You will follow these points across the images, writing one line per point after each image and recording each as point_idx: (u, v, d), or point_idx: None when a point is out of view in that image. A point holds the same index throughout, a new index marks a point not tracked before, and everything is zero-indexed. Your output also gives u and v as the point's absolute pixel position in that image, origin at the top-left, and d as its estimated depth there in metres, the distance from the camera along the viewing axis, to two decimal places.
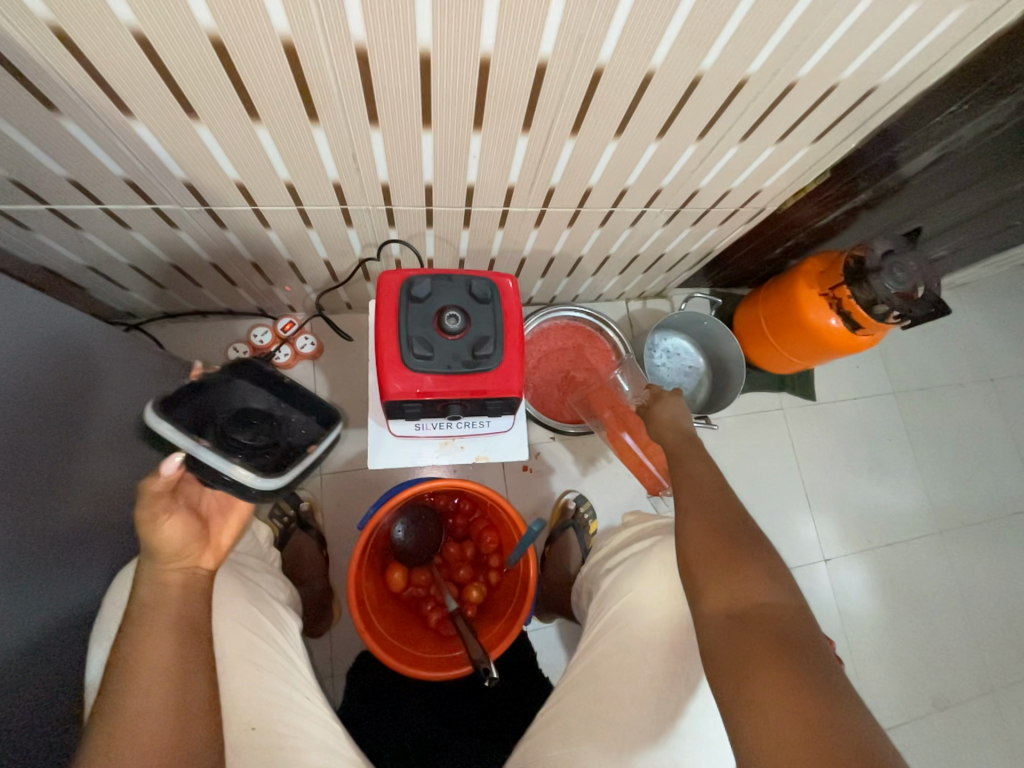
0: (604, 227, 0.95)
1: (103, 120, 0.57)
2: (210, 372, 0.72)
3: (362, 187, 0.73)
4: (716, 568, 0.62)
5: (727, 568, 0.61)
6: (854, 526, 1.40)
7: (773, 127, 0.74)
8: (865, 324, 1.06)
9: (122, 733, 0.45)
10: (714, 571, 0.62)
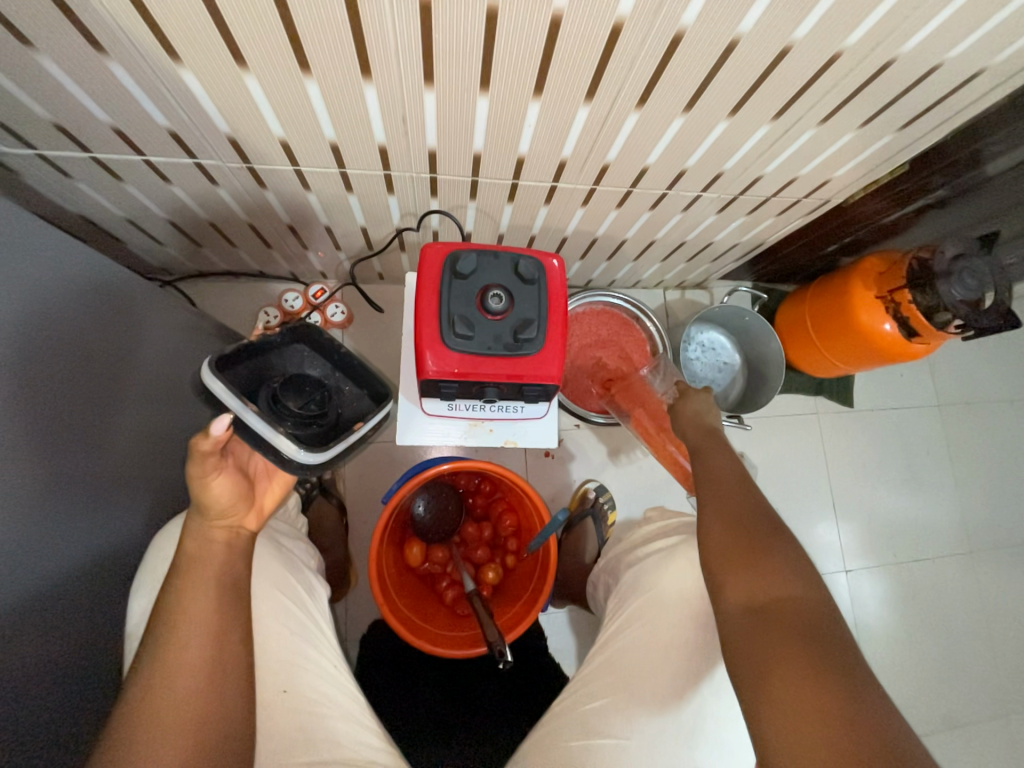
0: (654, 210, 0.89)
1: (151, 65, 0.54)
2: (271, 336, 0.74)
3: (408, 152, 0.69)
4: (733, 560, 0.58)
5: (747, 560, 0.58)
6: (880, 538, 1.36)
7: (857, 110, 0.68)
8: (923, 331, 0.99)
9: (161, 687, 0.45)
10: (733, 564, 0.58)
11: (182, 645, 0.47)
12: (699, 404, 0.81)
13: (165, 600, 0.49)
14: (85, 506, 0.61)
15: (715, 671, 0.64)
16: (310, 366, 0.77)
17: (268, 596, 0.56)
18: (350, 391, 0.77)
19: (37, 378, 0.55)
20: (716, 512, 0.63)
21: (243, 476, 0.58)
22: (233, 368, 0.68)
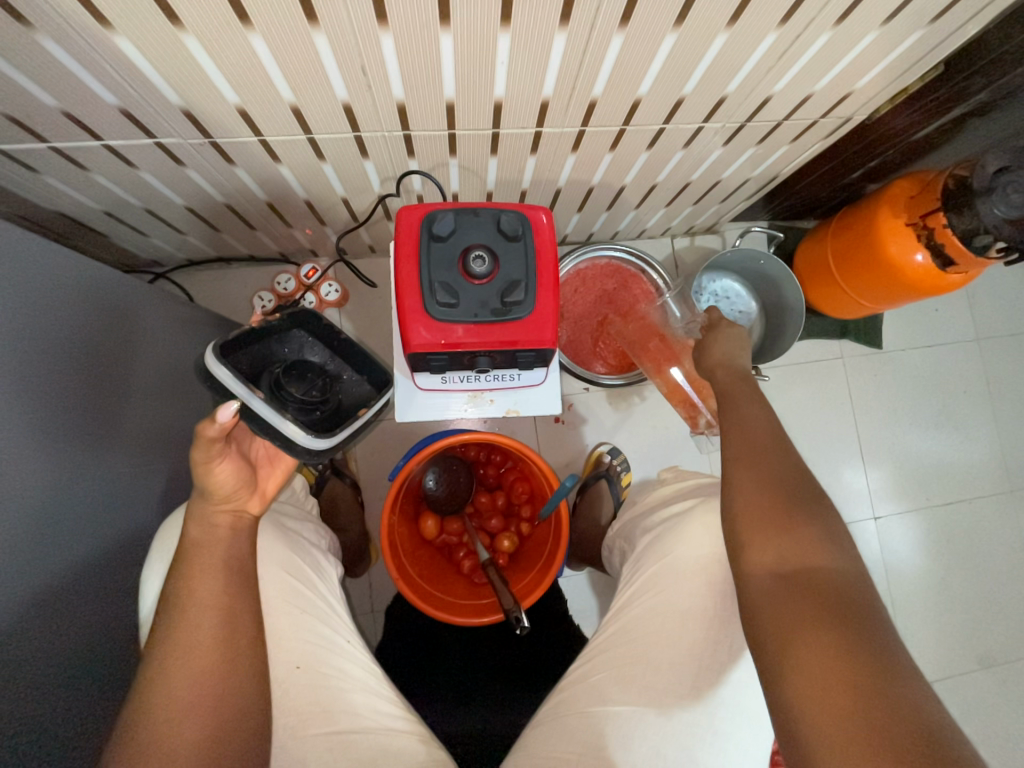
0: (653, 150, 0.82)
1: (82, 35, 0.50)
2: (272, 320, 0.70)
3: (376, 109, 0.64)
4: (764, 523, 0.55)
5: (777, 523, 0.55)
6: (912, 484, 1.31)
7: (880, 4, 0.58)
8: (959, 259, 0.90)
9: (174, 666, 0.45)
10: (759, 524, 0.56)
11: (194, 626, 0.47)
12: (730, 341, 0.78)
13: (171, 589, 0.49)
14: (92, 502, 0.62)
15: (732, 629, 0.64)
16: (312, 354, 0.73)
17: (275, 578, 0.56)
18: (350, 378, 0.74)
19: (27, 378, 0.54)
20: (743, 471, 0.60)
21: (244, 461, 0.56)
22: (235, 355, 0.65)
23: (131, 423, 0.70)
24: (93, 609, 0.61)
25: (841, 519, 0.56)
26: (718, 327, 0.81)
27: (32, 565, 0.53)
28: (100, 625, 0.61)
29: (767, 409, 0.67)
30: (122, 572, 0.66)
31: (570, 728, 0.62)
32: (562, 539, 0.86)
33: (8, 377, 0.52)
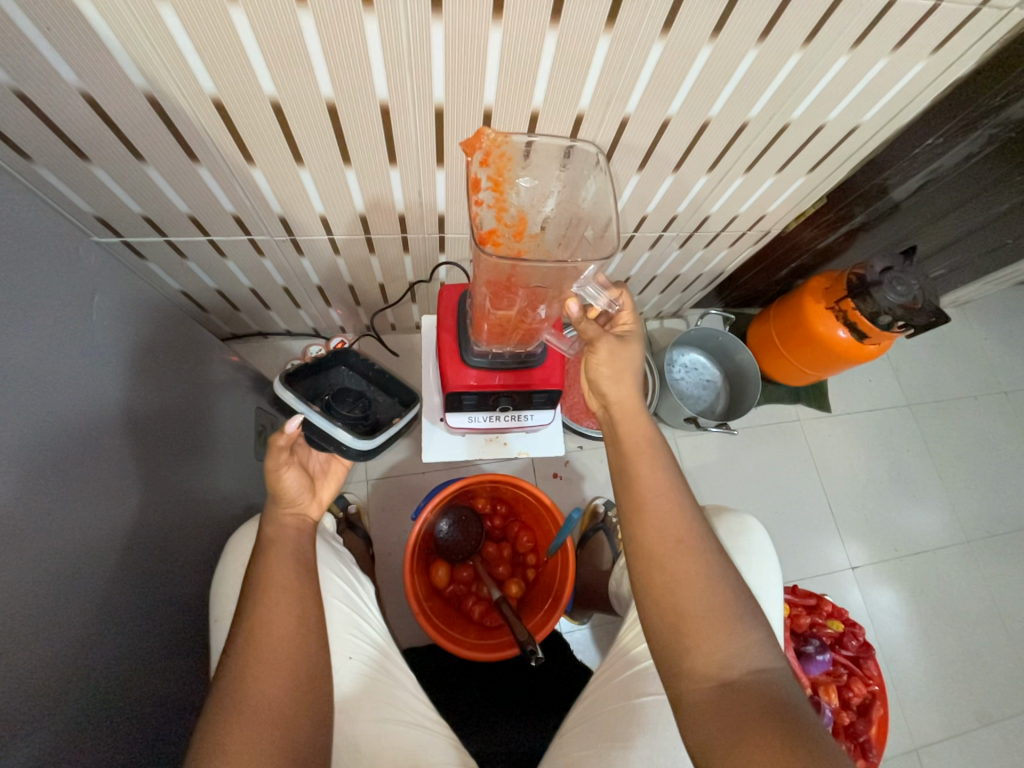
0: (626, 252, 1.06)
1: (229, 167, 0.70)
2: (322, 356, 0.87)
3: (422, 217, 0.86)
4: (677, 629, 0.57)
5: (684, 622, 0.57)
6: (881, 537, 1.42)
7: (774, 160, 0.84)
8: (870, 333, 1.16)
9: (260, 634, 0.54)
10: (691, 624, 0.57)
11: (272, 603, 0.55)
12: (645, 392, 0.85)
13: (251, 583, 0.57)
14: (155, 530, 0.69)
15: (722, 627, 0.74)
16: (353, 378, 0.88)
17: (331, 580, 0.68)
18: (383, 400, 0.89)
19: (126, 413, 0.65)
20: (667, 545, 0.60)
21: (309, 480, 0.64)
22: (296, 384, 0.84)
23: (193, 461, 0.80)
24: (144, 634, 0.64)
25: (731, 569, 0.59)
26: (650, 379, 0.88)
27: (108, 579, 0.59)
28: (149, 648, 0.65)
29: (664, 439, 0.66)
30: (168, 602, 0.70)
31: (597, 724, 0.67)
32: (567, 573, 0.92)
33: (116, 412, 0.63)
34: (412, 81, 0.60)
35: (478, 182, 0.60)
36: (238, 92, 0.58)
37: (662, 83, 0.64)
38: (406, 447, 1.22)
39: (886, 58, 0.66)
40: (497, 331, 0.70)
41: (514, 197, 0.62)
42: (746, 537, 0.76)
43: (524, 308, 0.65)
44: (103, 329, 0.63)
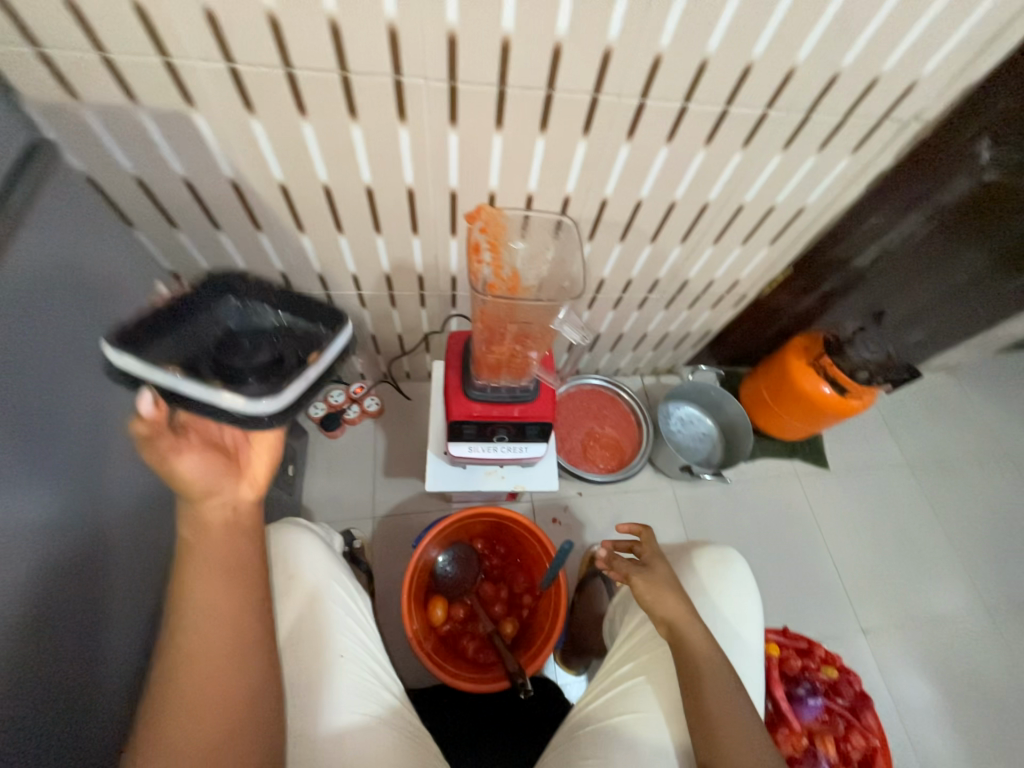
0: (617, 310, 1.19)
1: (284, 234, 0.87)
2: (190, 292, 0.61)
3: (437, 277, 1.01)
4: (712, 743, 0.56)
5: (717, 738, 0.56)
6: (894, 601, 1.37)
7: (737, 233, 0.98)
8: (851, 387, 1.24)
9: (192, 660, 0.55)
10: (726, 743, 0.55)
11: (202, 631, 0.56)
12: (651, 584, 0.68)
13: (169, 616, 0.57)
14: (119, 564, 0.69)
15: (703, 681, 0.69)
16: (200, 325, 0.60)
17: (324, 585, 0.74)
18: (322, 333, 0.63)
19: (109, 439, 0.70)
20: (729, 742, 0.56)
21: (214, 451, 0.60)
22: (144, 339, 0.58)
23: (171, 482, 0.84)
24: (120, 651, 0.68)
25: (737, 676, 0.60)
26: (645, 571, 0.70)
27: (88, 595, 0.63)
28: (124, 665, 0.69)
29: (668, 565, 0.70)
30: (143, 621, 0.74)
31: None
32: (561, 608, 0.94)
33: (102, 438, 0.68)
34: (433, 171, 0.77)
35: (479, 246, 0.77)
36: (299, 178, 0.76)
37: (631, 174, 0.80)
38: (412, 486, 1.29)
39: (814, 155, 0.82)
40: (493, 366, 0.83)
41: (509, 257, 0.79)
42: (726, 566, 0.76)
43: (510, 342, 0.79)
44: (110, 369, 0.71)
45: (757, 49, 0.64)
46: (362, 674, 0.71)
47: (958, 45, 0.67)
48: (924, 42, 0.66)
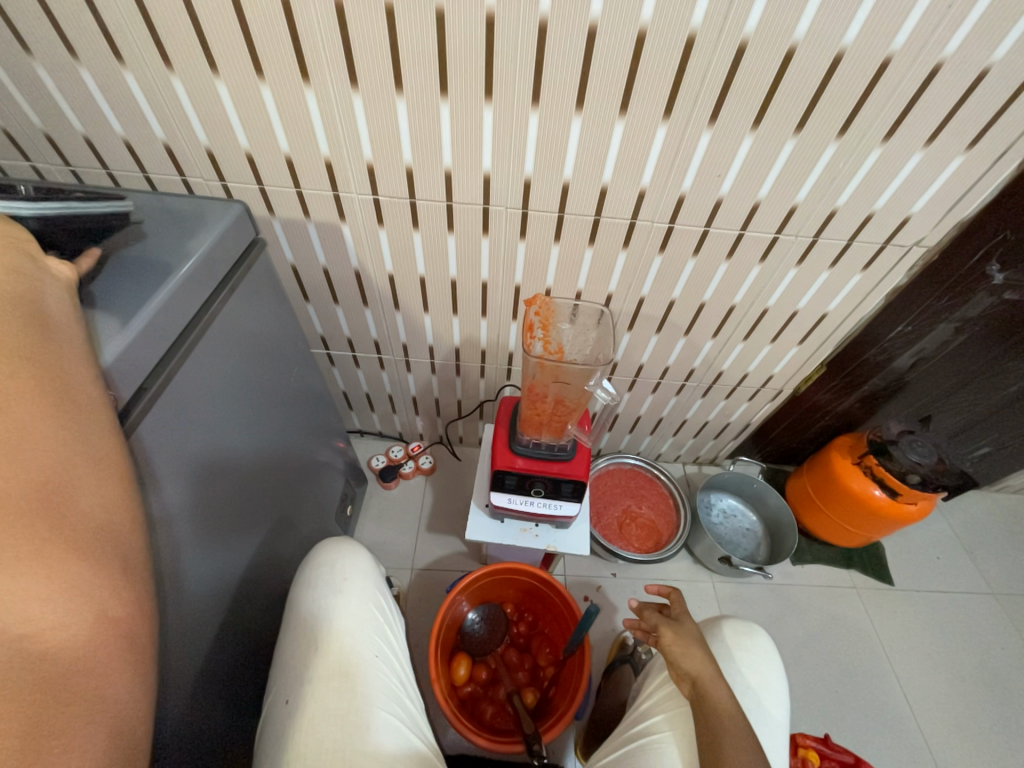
0: (655, 394, 1.30)
1: (384, 310, 1.11)
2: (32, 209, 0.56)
3: (498, 352, 1.20)
4: None
5: None
6: (984, 756, 1.16)
7: (765, 331, 1.10)
8: (902, 490, 1.21)
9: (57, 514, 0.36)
10: None
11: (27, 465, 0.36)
12: (680, 639, 0.72)
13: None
14: (220, 611, 0.72)
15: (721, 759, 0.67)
16: (185, 313, 0.62)
17: (357, 581, 0.74)
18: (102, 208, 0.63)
19: (265, 470, 0.84)
20: None
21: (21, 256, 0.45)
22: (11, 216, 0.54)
23: (295, 514, 0.98)
24: (238, 665, 0.78)
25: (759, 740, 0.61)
26: (675, 628, 0.75)
27: (223, 611, 0.73)
28: (240, 678, 0.78)
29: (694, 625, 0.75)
30: (256, 638, 0.84)
31: None
32: (583, 675, 0.94)
33: (260, 469, 0.82)
34: (504, 269, 0.99)
35: (533, 326, 0.95)
36: (404, 270, 1.01)
37: (663, 278, 0.98)
38: (452, 543, 1.37)
39: (826, 272, 0.96)
40: (536, 422, 0.97)
41: (557, 335, 0.98)
42: (750, 639, 0.76)
43: (553, 403, 0.93)
44: (276, 414, 0.87)
45: (763, 191, 0.82)
46: (398, 707, 0.68)
47: (940, 190, 0.81)
48: (907, 187, 0.81)
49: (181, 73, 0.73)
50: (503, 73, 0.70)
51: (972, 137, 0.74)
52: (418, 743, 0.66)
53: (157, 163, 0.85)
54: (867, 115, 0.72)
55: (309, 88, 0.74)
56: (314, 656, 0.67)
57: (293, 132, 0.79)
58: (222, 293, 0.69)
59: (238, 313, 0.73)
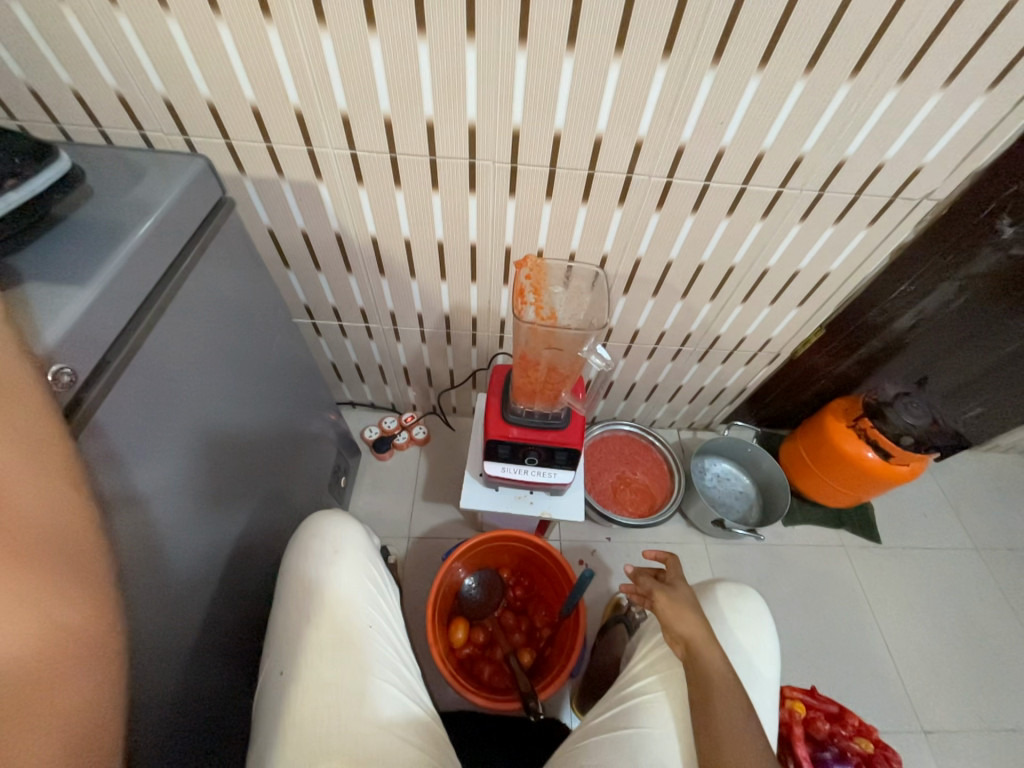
0: (651, 360, 1.28)
1: (370, 277, 1.06)
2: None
3: (489, 319, 1.16)
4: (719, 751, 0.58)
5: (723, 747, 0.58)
6: (957, 698, 1.23)
7: (763, 294, 1.07)
8: (895, 452, 1.22)
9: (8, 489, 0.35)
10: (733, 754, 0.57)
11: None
12: (673, 604, 0.72)
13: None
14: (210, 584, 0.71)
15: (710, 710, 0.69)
16: (146, 280, 0.57)
17: (352, 555, 0.73)
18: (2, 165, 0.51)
19: (254, 443, 0.82)
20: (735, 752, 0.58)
21: None
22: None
23: (289, 485, 0.97)
24: (233, 634, 0.78)
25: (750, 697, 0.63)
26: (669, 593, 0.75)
27: (215, 583, 0.73)
28: (237, 647, 0.79)
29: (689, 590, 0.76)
30: (251, 609, 0.84)
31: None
32: (578, 637, 0.95)
33: (248, 442, 0.80)
34: (493, 231, 0.94)
35: (524, 289, 0.91)
36: (387, 233, 0.96)
37: (660, 237, 0.93)
38: (447, 511, 1.37)
39: (831, 229, 0.92)
40: (529, 390, 0.94)
41: (548, 298, 0.93)
42: (744, 600, 0.77)
43: (545, 370, 0.91)
44: (263, 385, 0.84)
45: (768, 140, 0.77)
46: (396, 674, 0.68)
47: (955, 138, 0.76)
48: (921, 134, 0.76)
49: (127, 9, 0.66)
50: (486, 7, 0.63)
51: (993, 78, 0.69)
52: (416, 709, 0.67)
53: (112, 115, 0.78)
54: (883, 52, 0.66)
55: (271, 25, 0.67)
56: (309, 628, 0.67)
57: (258, 78, 0.72)
58: (186, 259, 0.64)
59: (208, 280, 0.68)
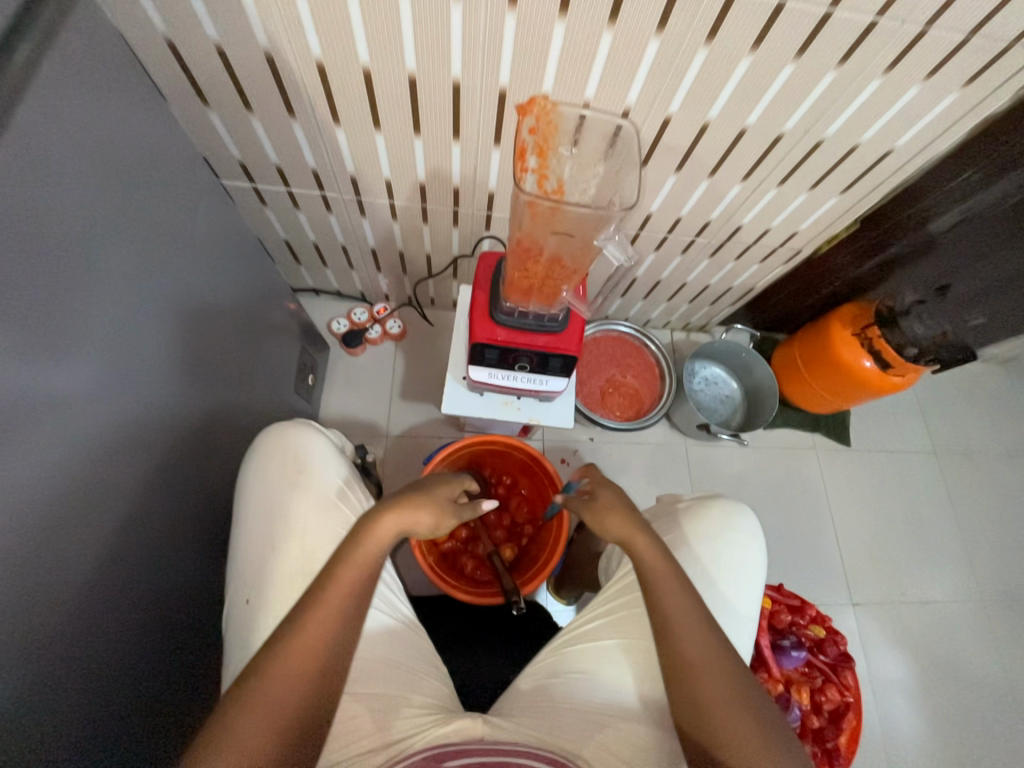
0: (658, 253, 1.13)
1: (319, 126, 0.81)
2: None
3: (474, 192, 0.95)
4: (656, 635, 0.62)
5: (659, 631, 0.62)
6: (886, 577, 1.38)
7: (804, 176, 0.89)
8: (895, 363, 1.17)
9: None
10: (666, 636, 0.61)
11: None
12: (601, 510, 0.72)
13: None
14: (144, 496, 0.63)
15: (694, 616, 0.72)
16: None
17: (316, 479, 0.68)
18: None
19: (176, 339, 0.67)
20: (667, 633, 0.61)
21: None
22: None
23: (240, 386, 0.85)
24: (187, 543, 0.73)
25: (681, 575, 0.64)
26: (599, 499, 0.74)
27: (148, 494, 0.65)
28: (192, 552, 0.75)
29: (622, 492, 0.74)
30: (209, 515, 0.78)
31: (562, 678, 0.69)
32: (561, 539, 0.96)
33: (165, 338, 0.65)
34: (483, 63, 0.70)
35: (526, 149, 0.69)
36: (338, 59, 0.70)
37: (702, 86, 0.72)
38: (426, 411, 1.31)
39: (916, 87, 0.72)
40: (524, 287, 0.79)
41: (555, 164, 0.72)
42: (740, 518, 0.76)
43: (546, 264, 0.75)
44: (178, 267, 0.67)
45: None
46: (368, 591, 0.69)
47: None
48: None
49: None
50: None
51: None
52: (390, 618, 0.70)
53: None
54: None
55: None
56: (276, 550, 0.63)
57: None
58: (0, 83, 0.43)
59: (51, 120, 0.47)
